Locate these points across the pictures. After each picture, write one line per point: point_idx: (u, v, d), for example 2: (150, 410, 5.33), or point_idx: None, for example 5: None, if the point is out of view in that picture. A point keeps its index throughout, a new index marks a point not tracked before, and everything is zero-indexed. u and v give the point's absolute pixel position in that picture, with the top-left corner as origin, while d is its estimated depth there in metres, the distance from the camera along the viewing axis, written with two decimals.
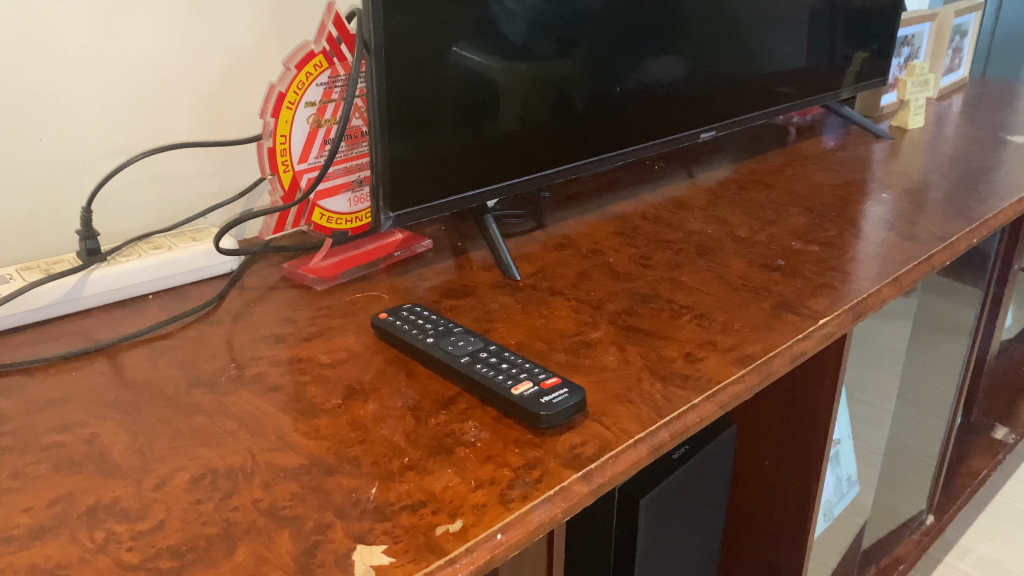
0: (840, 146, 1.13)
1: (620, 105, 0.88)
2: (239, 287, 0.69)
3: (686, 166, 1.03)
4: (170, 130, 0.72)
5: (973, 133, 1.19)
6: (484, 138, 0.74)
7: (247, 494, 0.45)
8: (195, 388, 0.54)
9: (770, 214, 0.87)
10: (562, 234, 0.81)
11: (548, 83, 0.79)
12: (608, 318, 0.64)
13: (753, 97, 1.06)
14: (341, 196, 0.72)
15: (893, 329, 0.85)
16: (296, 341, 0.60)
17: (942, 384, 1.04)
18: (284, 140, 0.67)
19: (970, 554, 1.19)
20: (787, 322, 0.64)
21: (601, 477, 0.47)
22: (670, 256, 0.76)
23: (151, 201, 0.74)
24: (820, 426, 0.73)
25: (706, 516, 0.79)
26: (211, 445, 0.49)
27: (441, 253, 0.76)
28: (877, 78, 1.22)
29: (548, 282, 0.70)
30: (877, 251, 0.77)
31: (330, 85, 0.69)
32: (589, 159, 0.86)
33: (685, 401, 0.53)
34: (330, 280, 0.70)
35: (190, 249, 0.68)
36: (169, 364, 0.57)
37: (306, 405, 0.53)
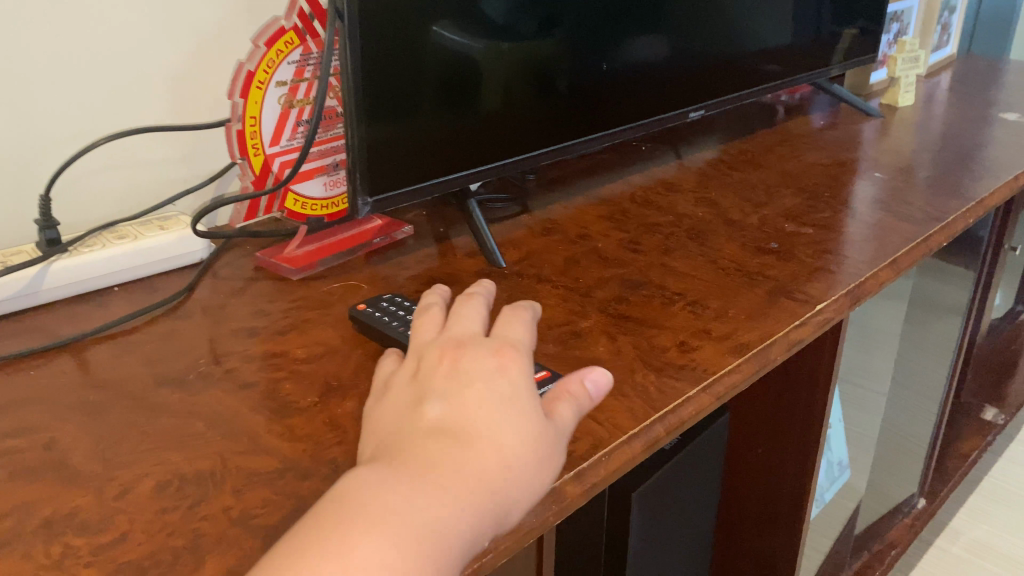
0: (829, 125, 1.10)
1: (605, 86, 0.85)
2: (210, 277, 0.65)
3: (674, 147, 1.01)
4: (134, 115, 0.68)
5: (963, 111, 1.17)
6: (464, 120, 0.71)
7: (218, 502, 0.42)
8: (162, 386, 0.51)
9: (762, 196, 0.84)
10: (548, 219, 0.78)
11: (530, 63, 0.76)
12: (598, 307, 0.62)
13: (739, 76, 1.03)
14: (317, 179, 0.69)
15: (886, 312, 0.83)
16: (271, 334, 0.57)
17: (934, 367, 1.03)
18: (254, 122, 0.63)
19: (961, 536, 1.18)
20: (784, 309, 0.61)
21: (595, 476, 0.45)
22: (661, 240, 0.73)
23: (116, 188, 0.70)
24: (816, 416, 0.70)
25: (698, 508, 0.77)
26: (178, 447, 0.46)
27: (423, 239, 0.73)
28: (867, 56, 1.19)
29: (535, 270, 0.68)
30: (873, 233, 0.75)
31: (303, 63, 0.65)
32: (575, 141, 0.83)
33: (679, 394, 0.51)
34: (307, 270, 0.66)
35: (158, 237, 0.65)
36: (135, 360, 0.54)
37: (280, 403, 0.50)
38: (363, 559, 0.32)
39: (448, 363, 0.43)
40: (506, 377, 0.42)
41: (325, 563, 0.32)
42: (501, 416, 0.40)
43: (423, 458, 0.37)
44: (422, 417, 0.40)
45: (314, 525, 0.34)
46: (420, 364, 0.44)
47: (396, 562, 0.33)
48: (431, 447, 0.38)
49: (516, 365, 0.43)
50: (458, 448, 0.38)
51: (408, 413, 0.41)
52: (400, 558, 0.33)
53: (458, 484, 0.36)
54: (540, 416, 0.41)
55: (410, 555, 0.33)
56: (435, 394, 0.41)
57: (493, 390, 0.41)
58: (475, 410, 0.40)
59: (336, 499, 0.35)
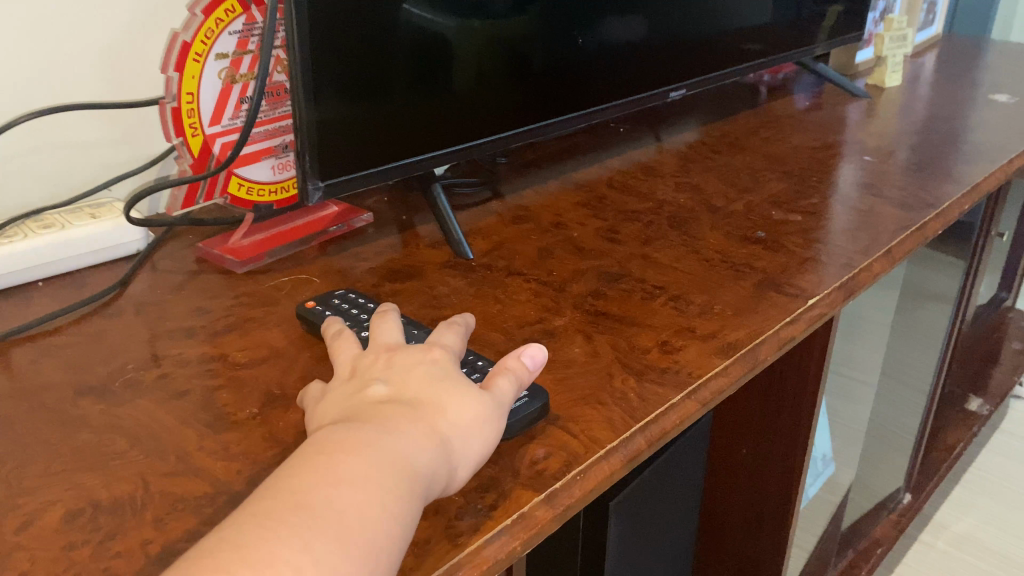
0: (814, 107, 1.06)
1: (582, 65, 0.79)
2: (147, 270, 0.59)
3: (654, 129, 0.96)
4: (63, 89, 0.61)
5: (951, 92, 1.13)
6: (428, 100, 0.65)
7: (136, 535, 0.36)
8: (83, 396, 0.46)
9: (747, 181, 0.79)
10: (520, 205, 0.73)
11: (501, 39, 0.70)
12: (573, 302, 0.56)
13: (721, 55, 0.98)
14: (264, 163, 0.63)
15: (876, 302, 0.79)
16: (210, 335, 0.52)
17: (922, 358, 0.99)
18: (191, 99, 0.57)
19: (946, 530, 1.16)
20: (773, 304, 0.57)
21: (568, 498, 0.40)
22: (640, 228, 0.68)
23: (46, 172, 0.63)
24: (804, 416, 0.66)
25: (672, 514, 0.74)
26: (95, 469, 0.40)
27: (383, 227, 0.67)
28: (852, 34, 1.14)
29: (505, 261, 0.62)
30: (865, 220, 0.70)
31: (246, 34, 0.59)
32: (549, 122, 0.78)
33: (662, 400, 0.46)
34: (253, 262, 0.60)
35: (88, 226, 0.58)
36: (54, 366, 0.48)
37: (215, 416, 0.44)
38: (353, 471, 0.33)
39: (384, 359, 0.41)
40: (444, 364, 0.41)
41: (320, 476, 0.33)
42: (449, 386, 0.40)
43: (385, 409, 0.38)
44: (367, 394, 0.39)
45: (300, 454, 0.35)
46: (355, 361, 0.42)
47: (386, 474, 0.34)
48: (391, 402, 0.38)
49: (448, 358, 0.42)
50: (418, 402, 0.39)
51: (353, 392, 0.40)
52: (387, 471, 0.34)
53: (426, 425, 0.37)
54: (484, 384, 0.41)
55: (396, 472, 0.34)
56: (378, 377, 0.40)
57: (437, 369, 0.41)
58: (422, 384, 0.40)
59: (314, 439, 0.36)
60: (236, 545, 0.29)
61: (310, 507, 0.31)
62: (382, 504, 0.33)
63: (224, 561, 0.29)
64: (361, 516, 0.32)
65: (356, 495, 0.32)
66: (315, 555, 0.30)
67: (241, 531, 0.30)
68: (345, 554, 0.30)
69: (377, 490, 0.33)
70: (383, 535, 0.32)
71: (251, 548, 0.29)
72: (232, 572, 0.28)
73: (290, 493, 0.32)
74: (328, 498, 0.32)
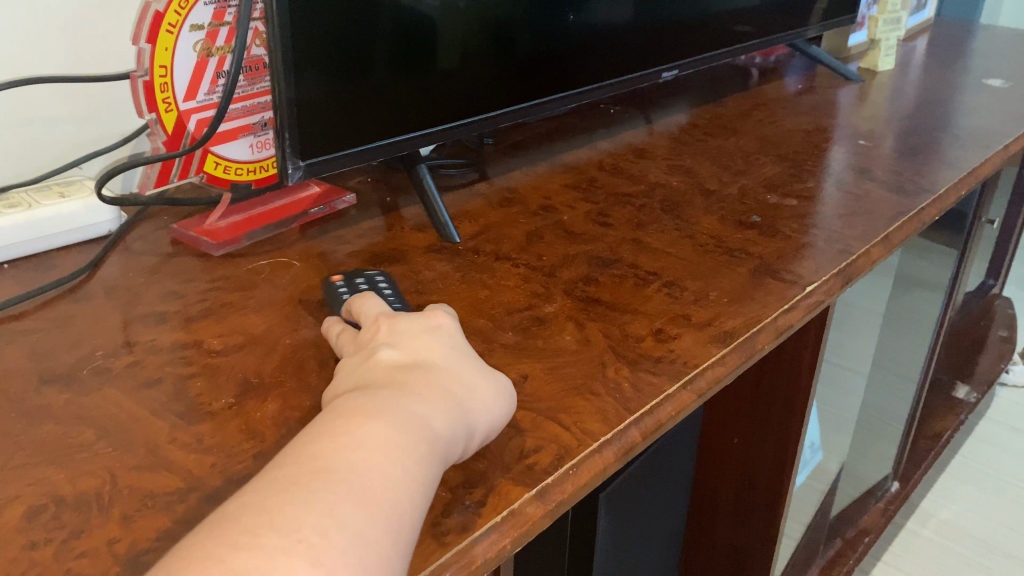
0: (806, 90, 1.04)
1: (570, 44, 0.77)
2: (118, 252, 0.57)
3: (644, 111, 0.93)
4: (29, 62, 0.58)
5: (944, 77, 1.11)
6: (412, 77, 0.63)
7: (101, 534, 0.34)
8: (48, 385, 0.43)
9: (740, 164, 0.78)
10: (508, 187, 0.71)
11: (487, 14, 0.67)
12: (564, 288, 0.54)
13: (712, 36, 0.96)
14: (241, 141, 0.60)
15: (869, 289, 0.77)
16: (185, 321, 0.49)
17: (913, 345, 0.98)
18: (164, 72, 0.54)
19: (932, 518, 1.15)
20: (771, 290, 0.55)
21: (560, 493, 0.38)
22: (633, 212, 0.66)
23: (12, 149, 0.60)
24: (797, 406, 0.64)
25: (657, 501, 0.73)
26: (59, 463, 0.38)
27: (367, 210, 0.65)
28: (845, 16, 1.12)
29: (492, 245, 0.60)
30: (862, 205, 0.69)
31: (223, 4, 0.56)
32: (537, 102, 0.76)
33: (657, 391, 0.44)
34: (230, 245, 0.58)
35: (55, 205, 0.56)
36: (18, 353, 0.46)
37: (187, 406, 0.42)
38: (371, 437, 0.34)
39: (385, 327, 0.43)
40: (447, 331, 0.43)
41: (337, 443, 0.33)
42: (453, 365, 0.41)
43: (397, 380, 0.39)
44: (378, 360, 0.40)
45: (319, 422, 0.35)
46: (357, 339, 0.44)
47: (403, 439, 0.34)
48: (402, 372, 0.39)
49: (450, 324, 0.44)
50: (428, 372, 0.40)
51: (363, 361, 0.41)
52: (405, 436, 0.35)
53: (439, 394, 0.38)
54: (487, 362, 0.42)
55: (414, 438, 0.35)
56: (383, 345, 0.42)
57: (444, 343, 0.42)
58: (430, 352, 0.41)
59: (332, 409, 0.37)
60: (259, 511, 0.30)
61: (330, 472, 0.32)
62: (403, 466, 0.33)
63: (250, 525, 0.29)
64: (382, 481, 0.32)
65: (377, 460, 0.33)
66: (339, 519, 0.30)
67: (263, 497, 0.31)
68: (370, 515, 0.31)
69: (397, 456, 0.34)
70: (406, 496, 0.33)
71: (276, 513, 0.30)
72: (258, 534, 0.29)
73: (311, 460, 0.33)
74: (349, 463, 0.32)
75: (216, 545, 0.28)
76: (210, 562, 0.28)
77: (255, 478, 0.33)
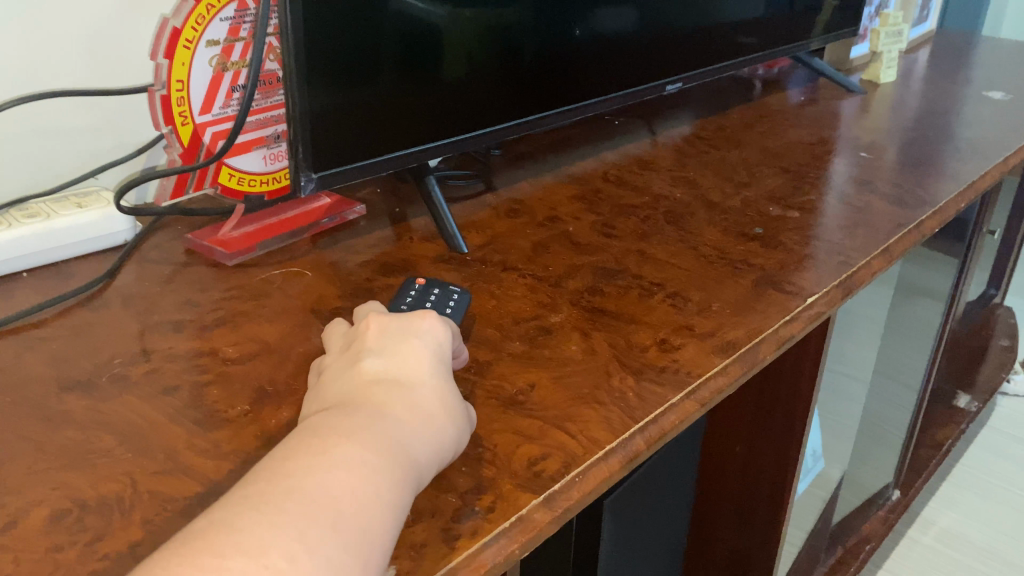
0: (809, 101, 1.05)
1: (575, 57, 0.78)
2: (134, 262, 0.58)
3: (648, 122, 0.95)
4: (48, 75, 0.60)
5: (945, 88, 1.12)
6: (420, 89, 0.64)
7: (123, 536, 0.35)
8: (68, 391, 0.44)
9: (743, 176, 0.79)
10: (514, 198, 0.72)
11: (493, 27, 0.69)
12: (569, 299, 0.56)
13: (715, 48, 0.97)
14: (255, 153, 0.62)
15: (871, 298, 0.78)
16: (200, 329, 0.50)
17: (914, 354, 0.99)
18: (181, 86, 0.56)
19: (933, 526, 1.16)
20: (772, 302, 0.56)
21: (566, 500, 0.39)
22: (637, 223, 0.67)
23: (30, 160, 0.61)
24: (799, 415, 0.65)
25: (659, 508, 0.74)
26: (80, 467, 0.39)
27: (376, 220, 0.66)
28: (847, 28, 1.14)
29: (500, 256, 0.61)
30: (864, 217, 0.70)
31: (238, 20, 0.57)
32: (543, 114, 0.77)
33: (661, 401, 0.45)
34: (244, 255, 0.59)
35: (73, 216, 0.57)
36: (39, 360, 0.47)
37: (204, 412, 0.43)
38: (346, 457, 0.34)
39: (374, 330, 0.44)
40: (432, 342, 0.44)
41: (311, 462, 0.34)
42: (434, 382, 0.41)
43: (377, 397, 0.39)
44: (363, 369, 0.41)
45: (293, 439, 0.36)
46: (344, 343, 0.45)
47: (378, 460, 0.35)
48: (382, 387, 0.40)
49: (437, 331, 0.44)
50: (408, 387, 0.40)
51: (346, 372, 0.41)
52: (379, 459, 0.35)
53: (417, 414, 0.39)
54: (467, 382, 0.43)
55: (389, 460, 0.35)
56: (368, 354, 0.42)
57: (427, 357, 0.42)
58: (414, 363, 0.42)
59: (309, 423, 0.37)
60: (230, 530, 0.30)
61: (302, 493, 0.32)
62: (376, 490, 0.34)
63: (219, 545, 0.29)
64: (354, 504, 0.32)
65: (350, 482, 0.33)
66: (307, 544, 0.30)
67: (233, 516, 0.31)
68: (338, 542, 0.31)
69: (371, 477, 0.34)
70: (377, 520, 0.33)
71: (243, 534, 0.30)
72: (226, 556, 0.29)
73: (283, 479, 0.33)
74: (321, 485, 0.33)
75: (181, 565, 0.28)
76: None
77: (228, 492, 0.33)
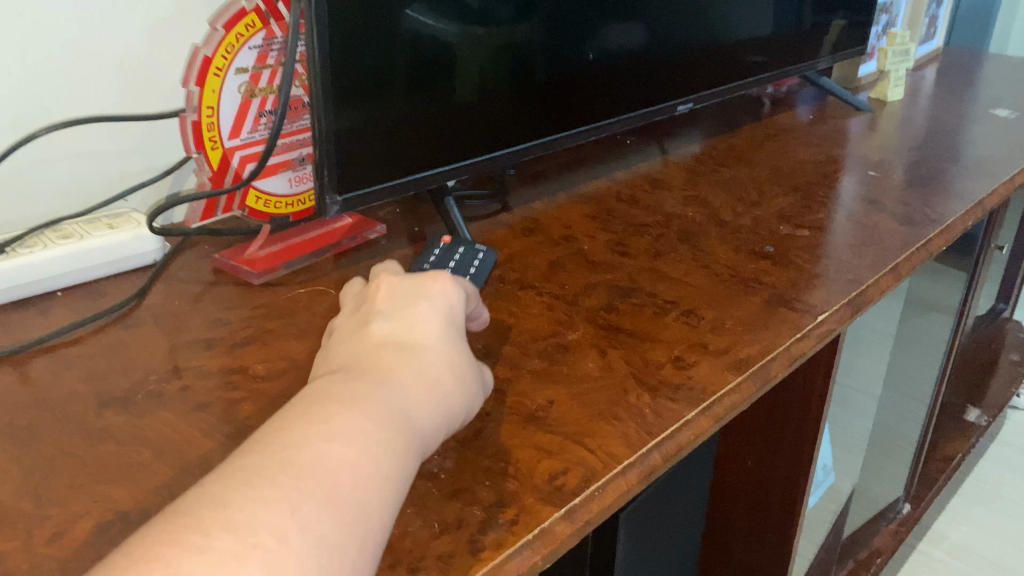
0: (817, 120, 1.07)
1: (587, 78, 0.80)
2: (163, 281, 0.60)
3: (659, 141, 0.97)
4: (81, 101, 0.62)
5: (952, 106, 1.14)
6: (436, 111, 0.66)
7: None
8: (106, 407, 0.46)
9: (754, 195, 0.80)
10: (529, 217, 0.74)
11: (507, 48, 0.71)
12: (585, 317, 0.57)
13: (725, 68, 0.99)
14: (281, 175, 0.64)
15: (879, 314, 0.80)
16: (229, 347, 0.52)
17: (923, 369, 1.00)
18: (211, 112, 0.58)
19: (944, 540, 1.17)
20: (783, 320, 0.58)
21: (586, 513, 0.41)
22: (650, 242, 0.69)
23: (63, 183, 0.63)
24: (809, 430, 0.67)
25: (673, 521, 0.75)
26: (120, 481, 0.41)
27: (396, 239, 0.68)
28: (855, 48, 1.15)
29: (517, 274, 0.63)
30: (872, 235, 0.71)
31: (265, 49, 0.59)
32: (556, 135, 0.79)
33: (677, 417, 0.47)
34: (269, 274, 0.61)
35: (106, 237, 0.59)
36: (76, 377, 0.49)
37: (237, 428, 0.45)
38: (345, 428, 0.35)
39: (385, 297, 0.46)
40: (438, 311, 0.46)
41: (311, 433, 0.34)
42: (437, 352, 0.43)
43: (381, 364, 0.41)
44: (370, 334, 0.44)
45: (290, 413, 0.36)
46: (356, 305, 0.48)
47: (377, 432, 0.36)
48: (388, 354, 0.42)
49: (446, 299, 0.47)
50: (413, 355, 0.42)
51: (355, 337, 0.44)
52: (379, 430, 0.36)
53: (420, 384, 0.40)
54: (469, 356, 0.44)
55: (388, 432, 0.36)
56: (377, 319, 0.45)
57: (433, 329, 0.44)
58: (420, 331, 0.44)
59: (313, 390, 0.38)
60: (219, 506, 0.30)
61: (299, 465, 0.33)
62: (373, 465, 0.34)
63: (209, 522, 0.29)
64: (349, 481, 0.33)
65: (347, 456, 0.34)
66: (301, 520, 0.30)
67: (225, 490, 0.31)
68: (332, 518, 0.31)
69: (369, 449, 0.35)
70: (372, 496, 0.33)
71: (234, 509, 0.30)
72: (213, 534, 0.29)
73: (279, 451, 0.33)
74: (318, 457, 0.33)
75: (167, 546, 0.28)
76: (164, 559, 0.28)
77: (225, 463, 0.34)
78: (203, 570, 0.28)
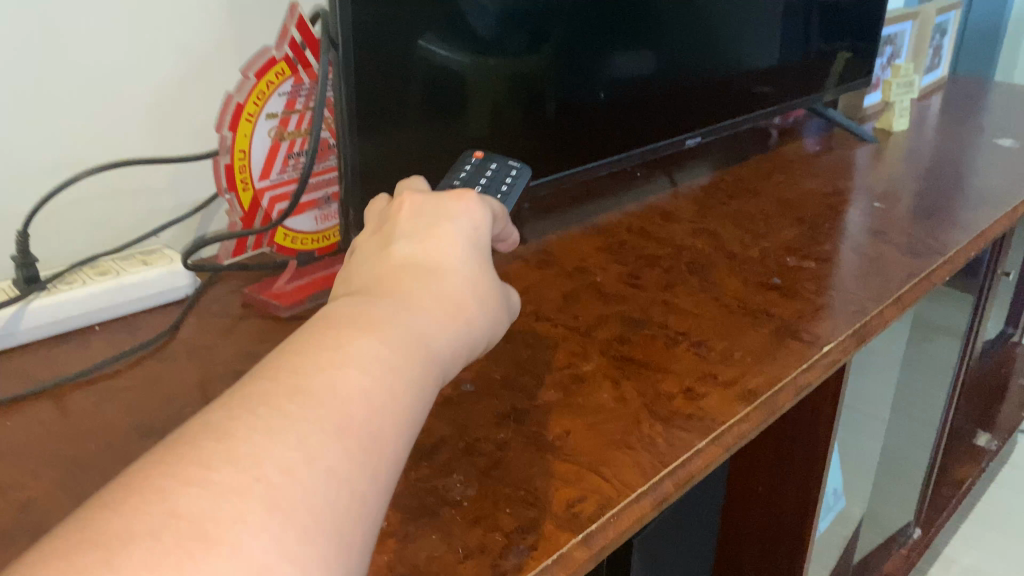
0: (823, 150, 1.09)
1: (598, 113, 0.83)
2: (196, 314, 0.63)
3: (668, 173, 0.99)
4: (117, 144, 0.65)
5: (956, 135, 1.16)
6: (452, 146, 0.70)
7: None
8: (146, 437, 0.49)
9: (762, 226, 0.83)
10: (543, 249, 0.76)
11: (519, 83, 0.74)
12: (599, 348, 0.60)
13: (732, 102, 1.02)
14: (307, 214, 0.67)
15: (885, 341, 0.82)
16: None
17: (931, 394, 1.02)
18: (243, 155, 0.61)
19: (956, 563, 1.17)
20: (791, 351, 0.60)
21: (603, 539, 0.43)
22: (661, 274, 0.72)
23: (99, 221, 0.66)
24: (818, 456, 0.68)
25: (685, 545, 0.77)
26: None
27: None
28: (860, 79, 1.18)
29: (533, 305, 0.66)
30: (875, 265, 0.74)
31: (294, 95, 0.63)
32: (567, 169, 0.82)
33: (688, 446, 0.49)
34: (296, 307, 0.63)
35: (141, 273, 0.62)
36: (116, 408, 0.52)
37: None
38: (361, 351, 0.32)
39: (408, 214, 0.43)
40: (464, 234, 0.43)
41: (325, 357, 0.31)
42: (461, 275, 0.40)
43: (403, 285, 0.38)
44: (392, 253, 0.41)
45: (303, 333, 0.33)
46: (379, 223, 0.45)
47: (394, 354, 0.33)
48: (410, 275, 0.39)
49: (473, 219, 0.43)
50: (437, 277, 0.39)
51: (376, 257, 0.41)
52: (397, 354, 0.33)
53: (442, 309, 0.38)
54: (495, 282, 0.42)
55: (408, 358, 0.33)
56: (399, 240, 0.42)
57: (458, 251, 0.41)
58: (444, 252, 0.41)
59: (330, 309, 0.35)
60: (223, 436, 0.27)
61: (309, 393, 0.30)
62: (388, 391, 0.32)
63: (209, 455, 0.27)
64: (363, 411, 0.30)
65: (362, 383, 0.31)
66: (307, 454, 0.28)
67: (230, 418, 0.28)
68: (344, 452, 0.29)
69: (386, 375, 0.32)
70: (386, 429, 0.31)
71: (239, 441, 0.27)
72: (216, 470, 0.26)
73: (289, 377, 0.30)
74: (330, 385, 0.30)
75: (168, 477, 0.26)
76: (161, 493, 0.25)
77: (233, 386, 0.31)
78: (205, 506, 0.25)
